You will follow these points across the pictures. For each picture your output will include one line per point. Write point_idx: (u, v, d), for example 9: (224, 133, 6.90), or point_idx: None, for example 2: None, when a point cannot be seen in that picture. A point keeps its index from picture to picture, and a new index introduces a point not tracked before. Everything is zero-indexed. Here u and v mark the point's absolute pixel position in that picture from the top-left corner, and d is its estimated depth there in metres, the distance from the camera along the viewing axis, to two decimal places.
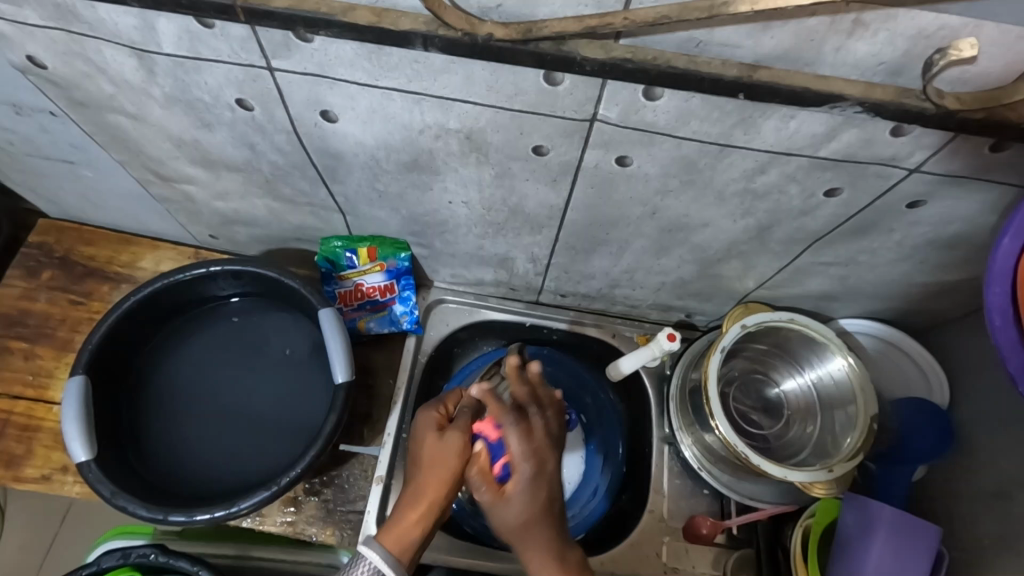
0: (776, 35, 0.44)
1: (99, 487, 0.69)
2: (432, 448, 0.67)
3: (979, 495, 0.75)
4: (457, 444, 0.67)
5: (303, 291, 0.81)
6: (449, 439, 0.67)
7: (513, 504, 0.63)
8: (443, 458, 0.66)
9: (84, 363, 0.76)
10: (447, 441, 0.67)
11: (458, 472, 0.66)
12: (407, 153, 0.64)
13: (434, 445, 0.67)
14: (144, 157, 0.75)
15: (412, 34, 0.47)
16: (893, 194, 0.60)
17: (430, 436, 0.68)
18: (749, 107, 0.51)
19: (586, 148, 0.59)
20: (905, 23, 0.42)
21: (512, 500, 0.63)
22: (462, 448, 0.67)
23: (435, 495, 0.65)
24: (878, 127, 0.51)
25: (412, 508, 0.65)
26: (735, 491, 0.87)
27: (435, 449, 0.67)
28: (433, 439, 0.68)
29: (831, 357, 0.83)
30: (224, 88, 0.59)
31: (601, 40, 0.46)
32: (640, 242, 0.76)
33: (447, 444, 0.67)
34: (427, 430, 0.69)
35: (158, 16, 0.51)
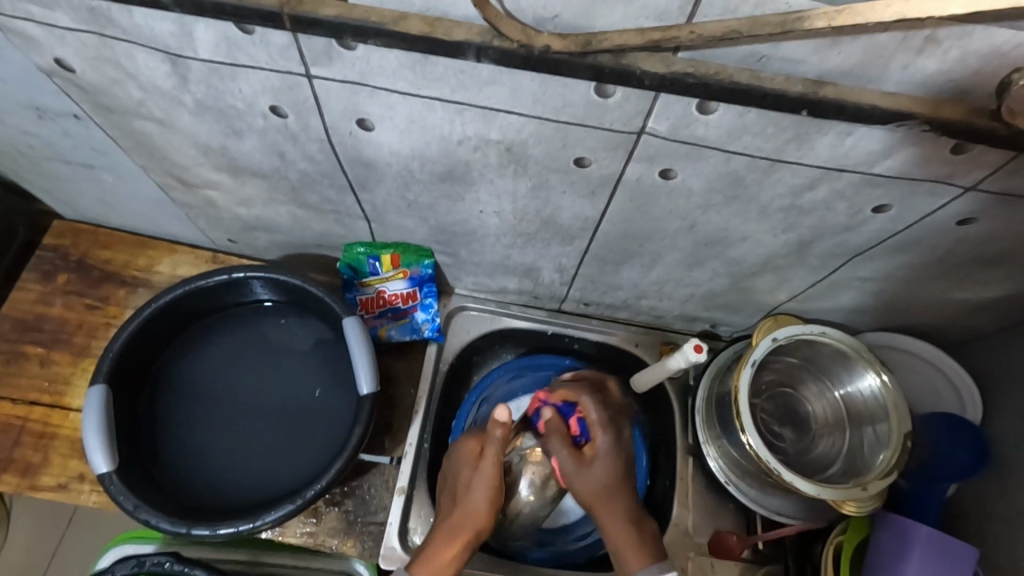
0: (843, 50, 0.43)
1: (122, 499, 0.68)
2: (465, 481, 0.71)
3: (1015, 516, 0.74)
4: (484, 485, 0.70)
5: (328, 300, 0.79)
6: (478, 477, 0.70)
7: (594, 469, 0.72)
8: (477, 493, 0.70)
9: (106, 371, 0.74)
10: (479, 478, 0.70)
11: (489, 513, 0.70)
12: (443, 164, 0.63)
13: (466, 478, 0.70)
14: (168, 162, 0.74)
15: (465, 44, 0.45)
16: (943, 213, 0.59)
17: (465, 470, 0.71)
18: (807, 123, 0.49)
19: (629, 161, 0.58)
20: (980, 41, 0.40)
21: (591, 468, 0.72)
22: (488, 489, 0.70)
23: (468, 530, 0.69)
24: (937, 145, 0.50)
25: (443, 538, 0.68)
26: (762, 506, 0.85)
27: (466, 486, 0.70)
28: (467, 474, 0.71)
29: (862, 372, 0.82)
30: (259, 96, 0.57)
31: (660, 53, 0.45)
32: (674, 255, 0.75)
33: (477, 483, 0.70)
34: (461, 462, 0.72)
35: (196, 22, 0.50)
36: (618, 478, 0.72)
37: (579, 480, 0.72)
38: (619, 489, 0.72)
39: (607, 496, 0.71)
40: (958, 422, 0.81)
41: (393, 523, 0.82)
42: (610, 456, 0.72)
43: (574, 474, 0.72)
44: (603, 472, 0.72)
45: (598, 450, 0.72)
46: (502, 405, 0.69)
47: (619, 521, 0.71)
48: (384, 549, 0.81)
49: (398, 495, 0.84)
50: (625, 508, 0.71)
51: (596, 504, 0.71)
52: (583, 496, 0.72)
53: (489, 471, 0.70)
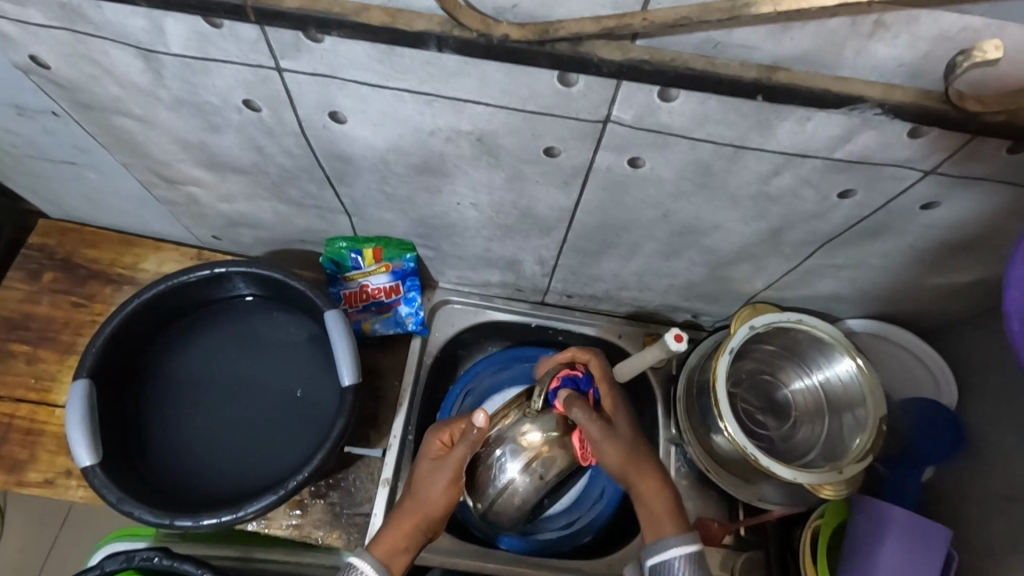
0: (796, 36, 0.44)
1: (106, 492, 0.69)
2: (425, 475, 0.70)
3: (988, 497, 0.75)
4: (443, 480, 0.69)
5: (309, 294, 0.80)
6: (441, 471, 0.70)
7: (619, 431, 0.73)
8: (436, 486, 0.70)
9: (89, 366, 0.75)
10: (443, 468, 0.70)
11: (449, 501, 0.70)
12: (418, 156, 0.64)
13: (427, 470, 0.70)
14: (149, 159, 0.74)
15: (427, 34, 0.46)
16: (907, 197, 0.60)
17: (427, 461, 0.71)
18: (767, 109, 0.50)
19: (599, 151, 0.58)
20: (927, 24, 0.41)
21: (613, 432, 0.72)
22: (445, 484, 0.69)
23: (425, 516, 0.69)
24: (896, 129, 0.51)
25: (398, 524, 0.69)
26: (742, 494, 0.86)
27: (426, 479, 0.70)
28: (426, 467, 0.71)
29: (839, 358, 0.83)
30: (232, 90, 0.58)
31: (618, 41, 0.46)
32: (649, 244, 0.76)
33: (434, 476, 0.70)
34: (426, 455, 0.72)
35: (166, 16, 0.51)
36: (636, 438, 0.73)
37: (607, 449, 0.71)
38: (641, 448, 0.73)
39: (636, 456, 0.72)
40: (937, 410, 0.82)
41: (377, 513, 0.83)
42: (623, 419, 0.74)
43: (604, 440, 0.71)
44: (616, 443, 0.71)
45: (614, 410, 0.74)
46: (481, 410, 0.67)
47: (653, 481, 0.73)
48: (368, 540, 0.82)
49: (385, 486, 0.85)
50: (653, 468, 0.73)
51: (628, 466, 0.72)
52: (614, 463, 0.71)
53: (450, 471, 0.69)
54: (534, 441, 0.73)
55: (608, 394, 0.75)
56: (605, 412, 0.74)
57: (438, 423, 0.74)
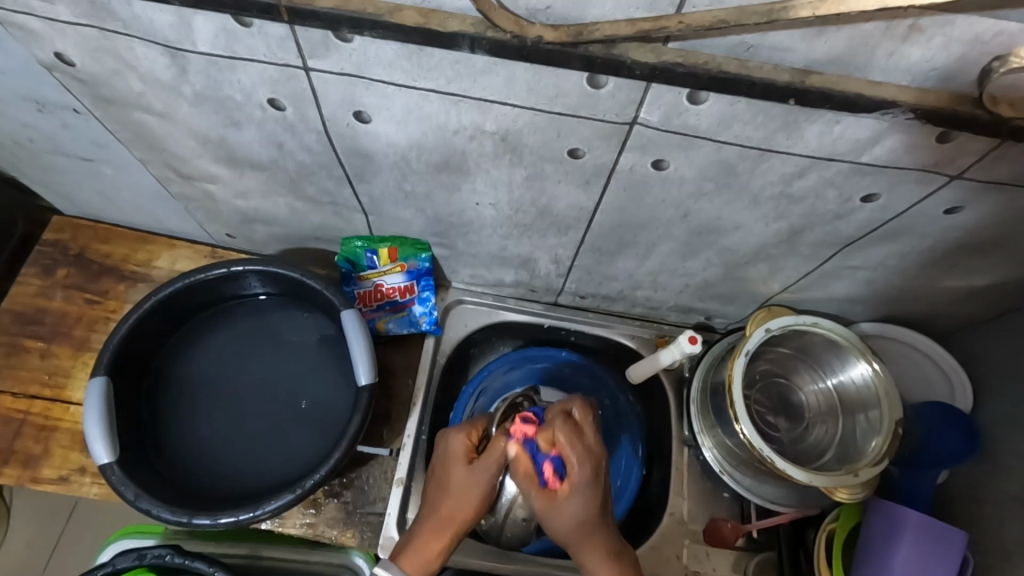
0: (830, 39, 0.44)
1: (124, 490, 0.69)
2: (458, 483, 0.67)
3: (1004, 501, 0.75)
4: (482, 483, 0.67)
5: (326, 292, 0.80)
6: (474, 479, 0.67)
7: (569, 509, 0.63)
8: (472, 491, 0.67)
9: (106, 363, 0.75)
10: (473, 476, 0.67)
11: (479, 505, 0.67)
12: (439, 154, 0.63)
13: (461, 480, 0.67)
14: (168, 156, 0.74)
15: (460, 35, 0.46)
16: (930, 200, 0.60)
17: (456, 471, 0.67)
18: (796, 112, 0.50)
19: (623, 151, 0.59)
20: (963, 29, 0.41)
21: (571, 504, 0.63)
22: (483, 490, 0.67)
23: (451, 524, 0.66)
24: (923, 133, 0.51)
25: (422, 533, 0.66)
26: (756, 495, 0.86)
27: (459, 486, 0.67)
28: (461, 476, 0.67)
29: (854, 361, 0.83)
30: (257, 87, 0.58)
31: (651, 43, 0.46)
32: (668, 245, 0.76)
33: (470, 481, 0.67)
34: (455, 461, 0.68)
35: (195, 14, 0.51)
36: (596, 516, 0.64)
37: (555, 518, 0.64)
38: (597, 524, 0.64)
39: (585, 535, 0.64)
40: (940, 405, 0.83)
41: (390, 513, 0.83)
42: (585, 497, 0.63)
43: (554, 508, 0.64)
44: (568, 518, 0.63)
45: (575, 486, 0.64)
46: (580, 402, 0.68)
47: (602, 557, 0.64)
48: (382, 540, 0.82)
49: (398, 487, 0.84)
50: (608, 546, 0.64)
51: (576, 541, 0.64)
52: (561, 536, 0.64)
53: (489, 476, 0.67)
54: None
55: (569, 453, 0.65)
56: (565, 484, 0.64)
57: (459, 424, 0.72)
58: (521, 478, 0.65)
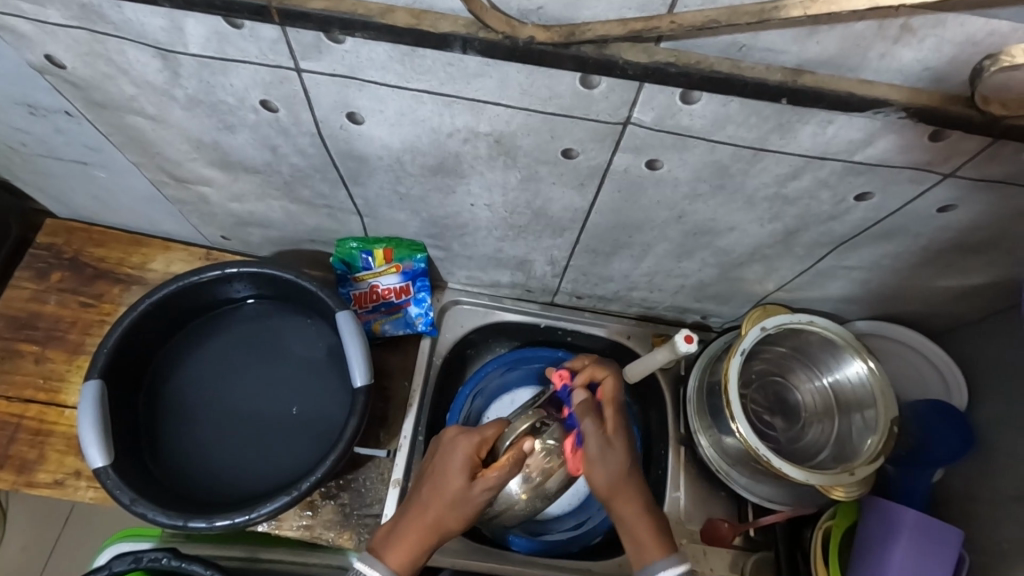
0: (822, 40, 0.44)
1: (118, 493, 0.68)
2: (456, 497, 0.67)
3: (999, 498, 0.76)
4: (479, 498, 0.67)
5: (321, 294, 0.80)
6: (475, 491, 0.67)
7: (615, 450, 0.70)
8: (469, 504, 0.67)
9: (100, 366, 0.74)
10: (475, 490, 0.67)
11: (473, 515, 0.68)
12: (434, 156, 0.63)
13: (461, 492, 0.67)
14: (161, 159, 0.74)
15: (451, 36, 0.46)
16: (924, 200, 0.60)
17: (459, 481, 0.67)
18: (788, 112, 0.50)
19: (617, 152, 0.58)
20: (954, 29, 0.41)
21: (609, 454, 0.70)
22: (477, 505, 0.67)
23: (442, 529, 0.67)
24: (916, 133, 0.51)
25: (411, 533, 0.67)
26: (752, 493, 0.86)
27: (456, 497, 0.67)
28: (461, 487, 0.67)
29: (850, 360, 0.83)
30: (250, 90, 0.58)
31: (644, 43, 0.45)
32: (663, 245, 0.76)
33: (468, 494, 0.67)
34: (456, 473, 0.67)
35: (186, 16, 0.50)
36: (631, 465, 0.71)
37: (598, 468, 0.70)
38: (632, 472, 0.71)
39: (624, 485, 0.70)
40: (935, 403, 0.83)
41: (386, 514, 0.83)
42: (624, 437, 0.71)
43: (597, 459, 0.70)
44: (612, 466, 0.69)
45: (615, 431, 0.71)
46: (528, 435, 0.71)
47: (637, 505, 0.70)
48: None
49: (395, 487, 0.84)
50: (641, 497, 0.70)
51: (616, 490, 0.69)
52: (601, 487, 0.69)
53: (489, 491, 0.67)
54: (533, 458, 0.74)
55: (609, 404, 0.72)
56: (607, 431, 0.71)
57: (465, 431, 0.70)
58: (581, 428, 0.71)
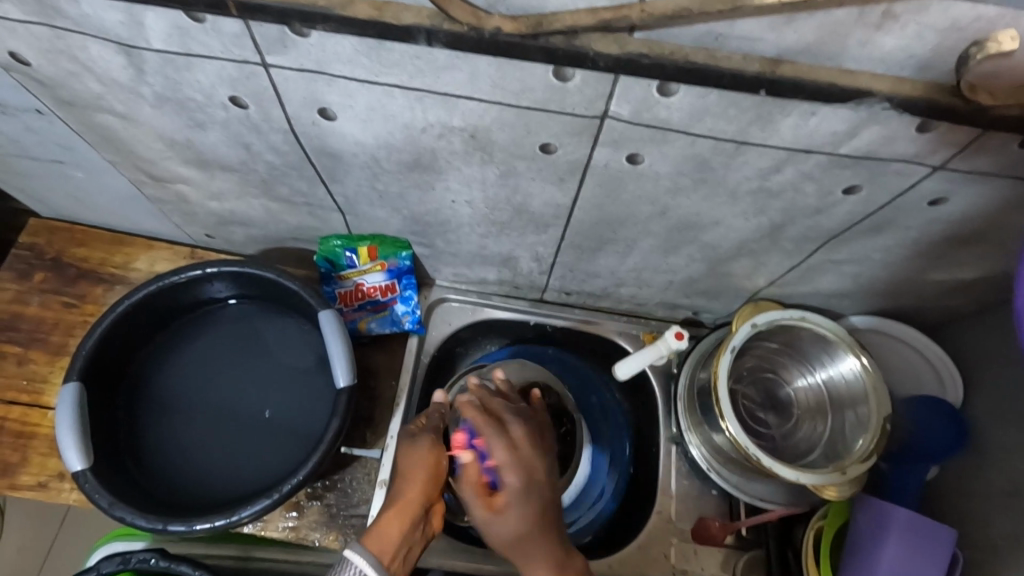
0: (800, 28, 0.42)
1: (97, 497, 0.68)
2: (408, 454, 0.67)
3: (993, 495, 0.74)
4: (427, 449, 0.67)
5: (303, 293, 0.78)
6: (421, 444, 0.68)
7: (506, 517, 0.60)
8: (422, 459, 0.67)
9: (78, 369, 0.73)
10: (421, 444, 0.68)
11: (432, 479, 0.66)
12: (410, 153, 0.62)
13: (409, 451, 0.67)
14: (136, 157, 0.73)
15: (415, 29, 0.45)
16: (913, 193, 0.58)
17: (404, 449, 0.68)
18: (769, 104, 0.49)
19: (595, 147, 0.57)
20: (938, 15, 0.40)
21: (499, 519, 0.60)
22: (433, 455, 0.67)
23: (408, 502, 0.64)
24: (903, 124, 0.49)
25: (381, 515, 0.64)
26: (744, 492, 0.85)
27: (406, 459, 0.67)
28: (407, 449, 0.68)
29: (843, 356, 0.81)
30: (217, 87, 0.57)
31: (615, 34, 0.44)
32: (648, 241, 0.74)
33: (415, 451, 0.67)
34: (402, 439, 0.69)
35: (145, 11, 0.49)
36: (529, 530, 0.60)
37: (491, 528, 0.61)
38: (542, 536, 0.60)
39: (523, 541, 0.60)
40: (927, 398, 0.81)
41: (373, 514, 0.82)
42: (518, 505, 0.60)
43: (489, 526, 0.61)
44: (499, 535, 0.60)
45: (508, 500, 0.61)
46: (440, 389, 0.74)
47: (548, 546, 0.60)
48: None
49: (381, 488, 0.82)
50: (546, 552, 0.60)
51: (511, 550, 0.61)
52: (494, 544, 0.61)
53: (434, 440, 0.68)
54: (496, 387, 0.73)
55: (490, 439, 0.63)
56: (498, 494, 0.61)
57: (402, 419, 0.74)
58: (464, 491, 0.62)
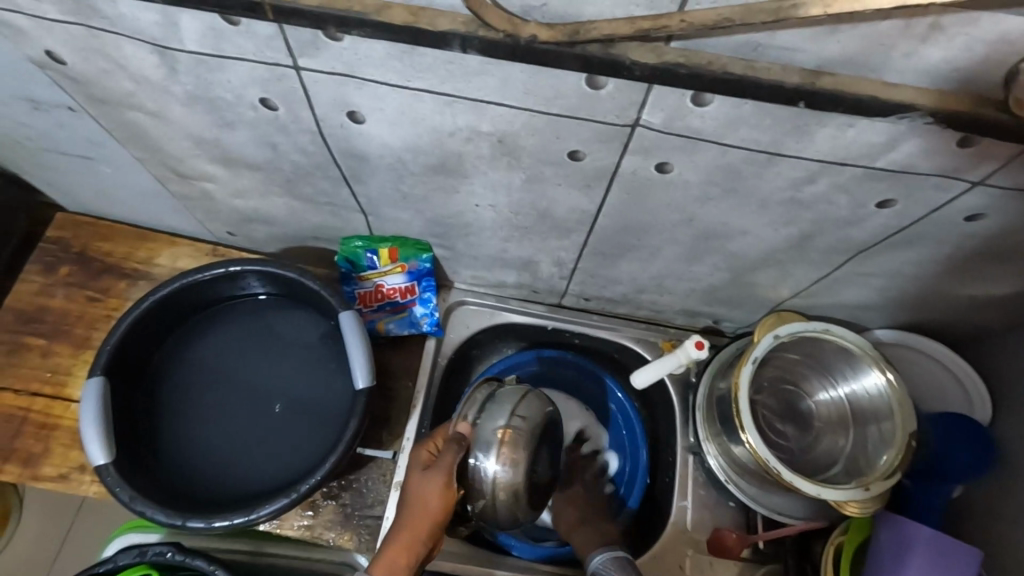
0: (843, 39, 0.41)
1: (118, 491, 0.68)
2: (420, 483, 0.68)
3: (1022, 518, 0.72)
4: (436, 484, 0.67)
5: (325, 294, 0.79)
6: (433, 479, 0.67)
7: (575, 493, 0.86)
8: (430, 492, 0.67)
9: (103, 363, 0.74)
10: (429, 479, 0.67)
11: (440, 512, 0.67)
12: (436, 156, 0.62)
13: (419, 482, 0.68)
14: (164, 155, 0.73)
15: (449, 34, 0.44)
16: (949, 208, 0.57)
17: (415, 477, 0.69)
18: (805, 114, 0.48)
19: (624, 154, 0.56)
20: (988, 28, 0.39)
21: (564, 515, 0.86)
22: (444, 490, 0.67)
23: (414, 532, 0.66)
24: (943, 138, 0.48)
25: (390, 543, 0.67)
26: (762, 505, 0.84)
27: (416, 490, 0.68)
28: (417, 480, 0.69)
29: (867, 370, 0.80)
30: (248, 88, 0.57)
31: (652, 43, 0.43)
32: (672, 249, 0.73)
33: (426, 484, 0.67)
34: (415, 468, 0.70)
35: (181, 12, 0.49)
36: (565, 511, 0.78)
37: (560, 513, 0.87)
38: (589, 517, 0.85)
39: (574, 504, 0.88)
40: (953, 416, 0.80)
41: (387, 515, 0.82)
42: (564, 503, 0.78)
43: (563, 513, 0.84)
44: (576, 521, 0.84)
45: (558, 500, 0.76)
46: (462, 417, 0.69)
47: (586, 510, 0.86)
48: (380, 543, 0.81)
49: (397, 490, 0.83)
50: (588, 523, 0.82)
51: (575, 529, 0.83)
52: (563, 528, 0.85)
53: (444, 475, 0.66)
54: (505, 431, 0.67)
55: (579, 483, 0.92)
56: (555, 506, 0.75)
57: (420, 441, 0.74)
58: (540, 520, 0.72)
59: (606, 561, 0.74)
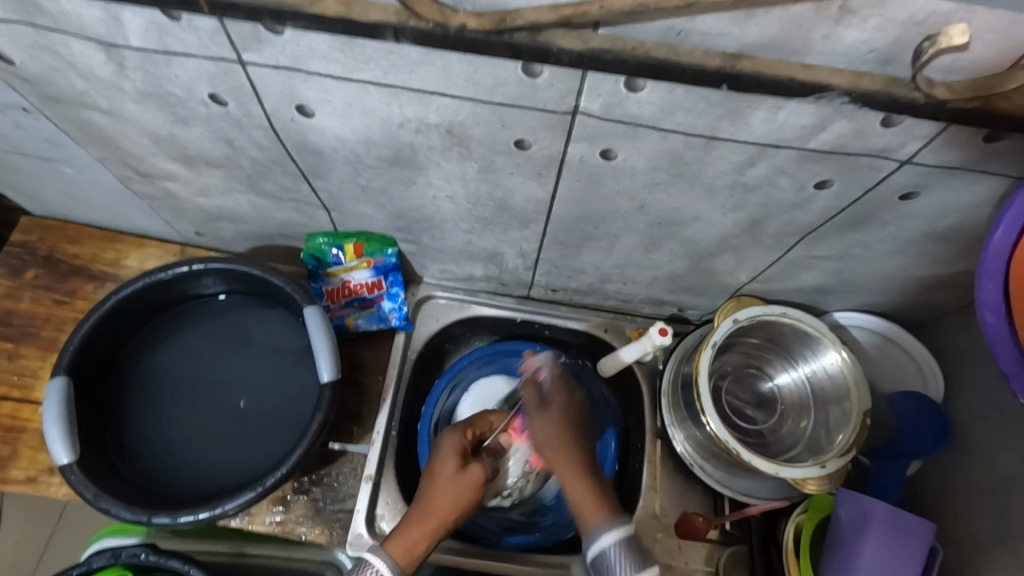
0: (760, 23, 0.43)
1: (83, 489, 0.69)
2: (453, 474, 0.70)
3: (974, 490, 0.75)
4: (478, 475, 0.70)
5: (289, 289, 0.79)
6: (470, 473, 0.70)
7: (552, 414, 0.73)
8: (466, 485, 0.69)
9: (66, 363, 0.75)
10: (469, 472, 0.70)
11: (467, 505, 0.69)
12: (389, 148, 0.63)
13: (454, 471, 0.70)
14: (123, 154, 0.74)
15: (383, 25, 0.46)
16: (885, 187, 0.59)
17: (450, 464, 0.70)
18: (735, 98, 0.49)
19: (570, 142, 0.58)
20: (894, 9, 0.40)
21: (542, 417, 0.73)
22: (475, 487, 0.70)
23: (441, 515, 0.67)
24: (868, 118, 0.50)
25: (411, 520, 0.66)
26: (728, 487, 0.86)
27: (454, 476, 0.69)
28: (454, 468, 0.70)
29: (825, 351, 0.82)
30: (197, 83, 0.58)
31: (578, 29, 0.45)
32: (629, 236, 0.75)
33: (468, 473, 0.70)
34: (452, 453, 0.72)
35: (124, 9, 0.50)
36: (571, 429, 0.72)
37: (535, 428, 0.73)
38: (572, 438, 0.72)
39: (561, 434, 0.71)
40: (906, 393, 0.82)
41: (360, 509, 0.82)
42: (564, 405, 0.74)
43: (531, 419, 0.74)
44: (539, 429, 0.72)
45: (557, 404, 0.74)
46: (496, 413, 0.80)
47: (578, 470, 0.69)
48: (352, 536, 0.81)
49: (368, 483, 0.84)
50: (579, 457, 0.70)
51: (550, 451, 0.71)
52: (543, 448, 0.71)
53: (482, 475, 0.71)
54: None
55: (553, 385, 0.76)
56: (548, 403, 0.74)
57: (453, 426, 0.76)
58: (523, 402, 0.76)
59: (616, 544, 0.61)
